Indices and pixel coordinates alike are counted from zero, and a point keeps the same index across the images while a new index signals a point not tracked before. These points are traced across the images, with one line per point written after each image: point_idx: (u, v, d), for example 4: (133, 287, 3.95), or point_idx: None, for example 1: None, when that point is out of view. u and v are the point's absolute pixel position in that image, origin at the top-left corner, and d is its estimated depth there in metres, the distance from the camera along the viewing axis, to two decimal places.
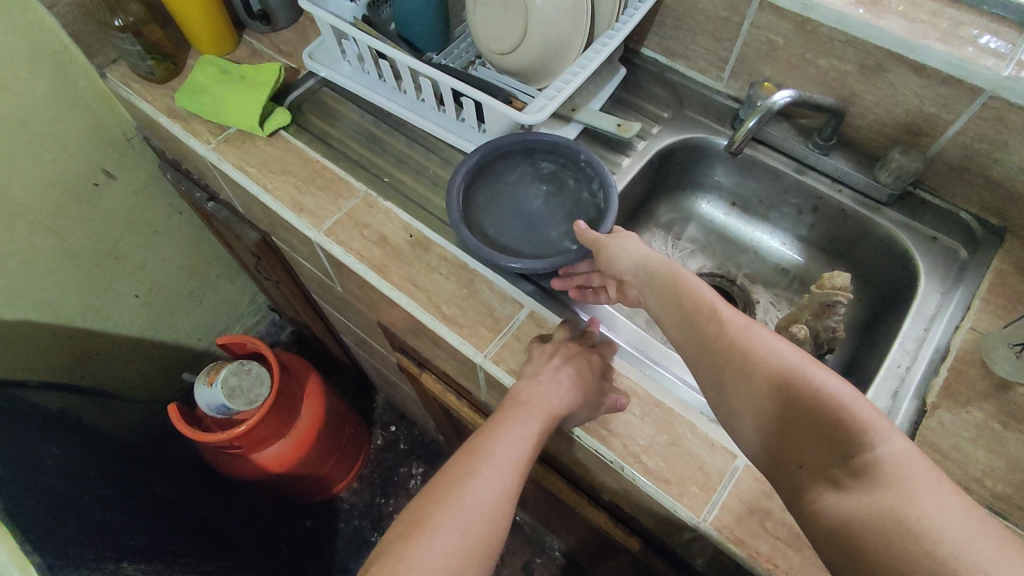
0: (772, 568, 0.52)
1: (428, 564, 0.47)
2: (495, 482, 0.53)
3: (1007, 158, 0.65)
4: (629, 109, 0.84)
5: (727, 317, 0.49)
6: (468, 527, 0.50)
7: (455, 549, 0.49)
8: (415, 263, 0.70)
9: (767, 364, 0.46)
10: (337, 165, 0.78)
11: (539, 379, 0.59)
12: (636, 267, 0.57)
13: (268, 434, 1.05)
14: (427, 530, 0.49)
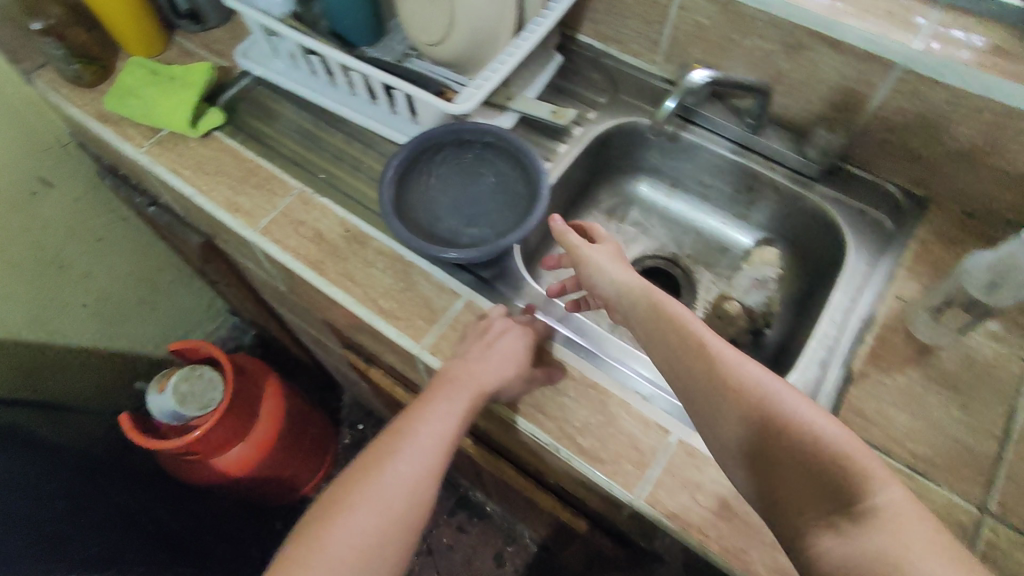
0: (704, 539, 0.54)
1: (345, 540, 0.53)
2: (417, 465, 0.57)
3: (924, 130, 0.67)
4: (567, 96, 0.85)
5: (721, 353, 0.48)
6: (387, 507, 0.55)
7: (372, 527, 0.54)
8: (351, 258, 0.70)
9: (761, 404, 0.44)
10: (272, 163, 0.77)
11: (468, 362, 0.60)
12: (613, 292, 0.57)
13: (227, 438, 1.05)
14: (346, 510, 0.54)
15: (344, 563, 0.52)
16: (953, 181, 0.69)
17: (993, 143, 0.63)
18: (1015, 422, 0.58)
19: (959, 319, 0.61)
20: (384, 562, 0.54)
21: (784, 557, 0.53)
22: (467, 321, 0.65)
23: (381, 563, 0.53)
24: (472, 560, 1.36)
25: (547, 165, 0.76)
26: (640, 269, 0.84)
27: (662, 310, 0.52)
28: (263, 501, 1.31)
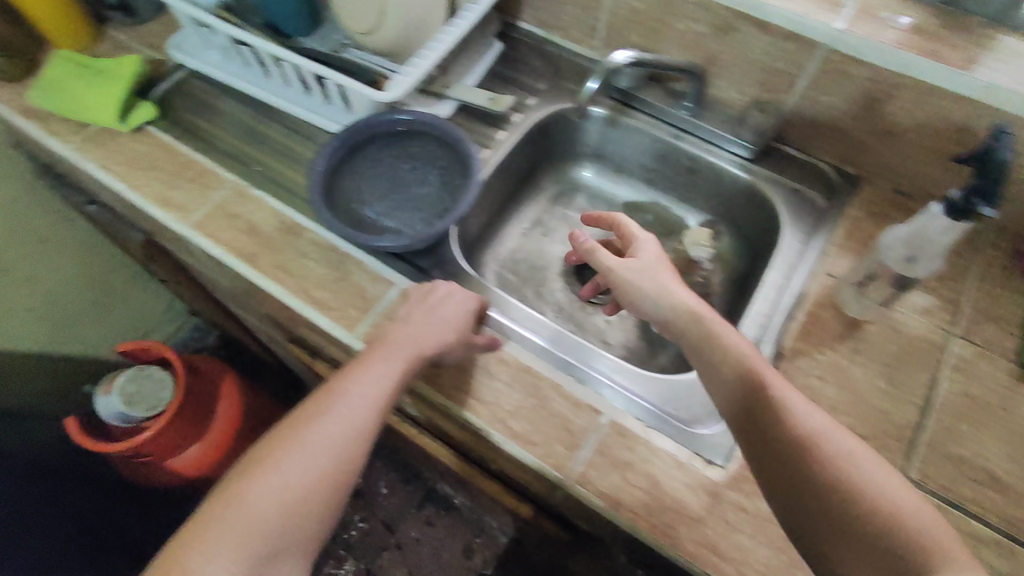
0: (632, 516, 0.54)
1: (264, 498, 0.48)
2: (348, 422, 0.53)
3: (851, 110, 0.67)
4: (506, 83, 0.84)
5: (797, 405, 0.48)
6: (313, 465, 0.50)
7: (296, 486, 0.49)
8: (286, 250, 0.69)
9: (833, 463, 0.45)
10: (206, 157, 0.76)
11: (407, 328, 0.60)
12: (655, 310, 0.59)
13: (180, 437, 1.03)
14: (267, 468, 0.49)
15: (261, 523, 0.47)
16: (881, 159, 0.70)
17: (913, 121, 0.64)
18: (935, 392, 0.59)
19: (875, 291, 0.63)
20: (308, 524, 0.49)
21: (710, 531, 0.53)
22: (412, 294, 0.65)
23: (305, 525, 0.49)
24: (440, 552, 1.36)
25: (486, 152, 0.76)
26: None
27: (731, 355, 0.53)
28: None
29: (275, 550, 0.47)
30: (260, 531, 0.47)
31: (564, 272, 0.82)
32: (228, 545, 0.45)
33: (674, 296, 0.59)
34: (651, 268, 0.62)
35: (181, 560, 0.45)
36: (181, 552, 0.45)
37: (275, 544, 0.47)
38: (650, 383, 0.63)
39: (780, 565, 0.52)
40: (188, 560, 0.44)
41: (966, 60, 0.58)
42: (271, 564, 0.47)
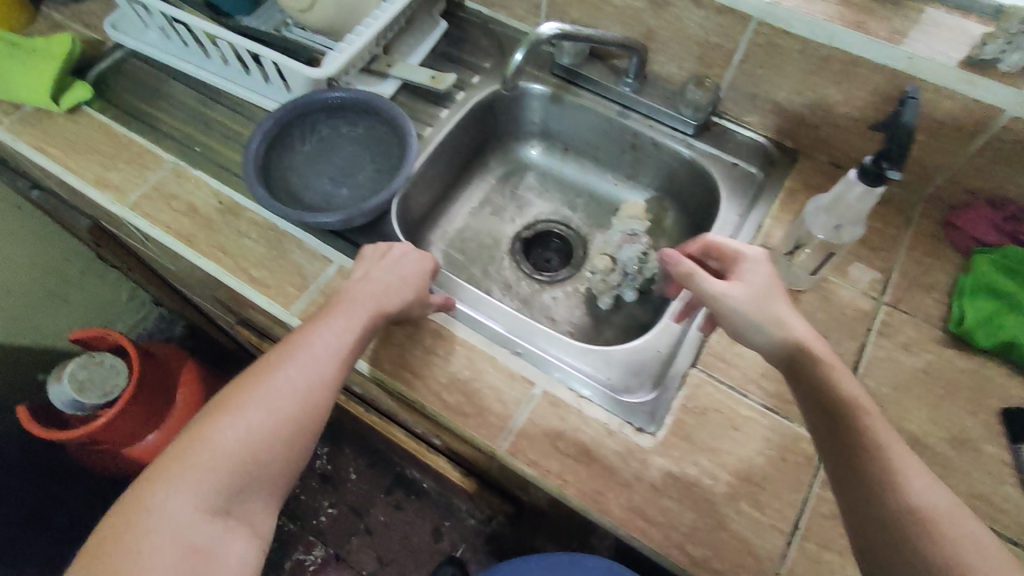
0: (561, 484, 0.55)
1: (228, 440, 0.48)
2: (311, 369, 0.52)
3: (784, 84, 0.68)
4: (451, 62, 0.83)
5: (905, 474, 0.42)
6: (276, 409, 0.50)
7: (259, 428, 0.49)
8: (224, 229, 0.69)
9: (941, 540, 0.39)
10: (144, 137, 0.75)
11: (370, 283, 0.60)
12: (764, 345, 0.52)
13: (139, 426, 1.03)
14: (231, 411, 0.49)
15: (225, 463, 0.47)
16: (818, 132, 0.70)
17: (845, 93, 0.64)
18: (862, 358, 0.60)
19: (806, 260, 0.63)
20: (273, 466, 0.49)
21: (638, 496, 0.54)
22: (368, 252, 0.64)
23: (270, 467, 0.49)
24: (409, 536, 1.36)
25: (427, 130, 0.76)
26: (533, 233, 0.84)
27: (828, 401, 0.47)
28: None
29: (240, 489, 0.47)
30: (224, 470, 0.47)
31: (513, 250, 0.83)
32: (192, 482, 0.46)
33: (786, 331, 0.51)
34: (762, 294, 0.53)
35: (147, 496, 0.45)
36: (146, 489, 0.45)
37: (240, 483, 0.47)
38: (584, 353, 0.63)
39: (705, 528, 0.53)
40: (154, 496, 0.45)
41: (894, 32, 0.59)
42: (237, 502, 0.47)
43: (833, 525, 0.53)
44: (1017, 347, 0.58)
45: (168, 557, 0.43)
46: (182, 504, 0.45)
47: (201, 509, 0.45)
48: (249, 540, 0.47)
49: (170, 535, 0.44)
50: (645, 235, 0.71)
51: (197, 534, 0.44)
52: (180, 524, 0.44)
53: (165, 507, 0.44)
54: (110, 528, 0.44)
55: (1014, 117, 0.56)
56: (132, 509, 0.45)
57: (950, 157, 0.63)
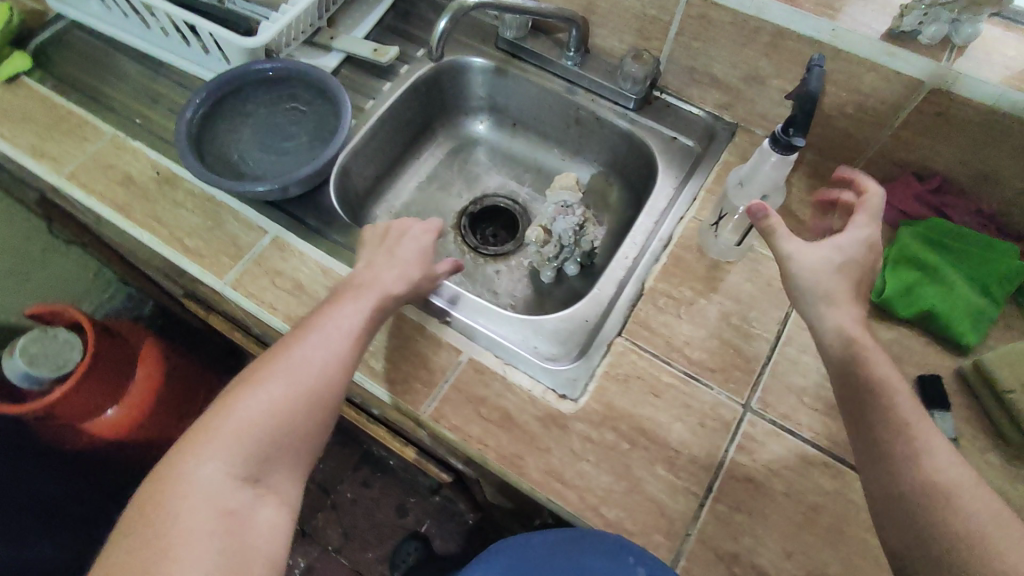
0: (482, 448, 0.56)
1: (251, 413, 0.48)
2: (327, 347, 0.53)
3: (719, 56, 0.68)
4: (396, 35, 0.81)
5: (924, 455, 0.44)
6: (296, 384, 0.50)
7: (281, 402, 0.49)
8: (160, 199, 0.69)
9: (960, 518, 0.42)
10: (83, 108, 0.75)
11: (378, 265, 0.61)
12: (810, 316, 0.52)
13: (96, 401, 1.01)
14: (252, 387, 0.50)
15: (250, 435, 0.48)
16: (754, 105, 0.70)
17: (776, 66, 0.65)
18: (785, 327, 0.61)
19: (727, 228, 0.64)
20: (296, 439, 0.49)
21: (556, 460, 0.55)
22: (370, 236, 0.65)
23: (294, 440, 0.49)
24: (374, 513, 1.38)
25: (369, 103, 0.76)
26: (480, 208, 0.85)
27: (859, 380, 0.48)
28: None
29: (268, 460, 0.48)
30: (251, 442, 0.47)
31: (459, 225, 0.83)
32: (220, 453, 0.46)
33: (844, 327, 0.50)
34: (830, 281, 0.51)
35: (178, 466, 0.46)
36: (177, 459, 0.46)
37: (266, 454, 0.48)
38: (513, 322, 0.64)
39: (620, 490, 0.54)
40: (184, 465, 0.45)
41: (820, 4, 0.59)
42: (266, 472, 0.48)
43: (745, 488, 0.54)
44: (934, 316, 0.59)
45: (203, 523, 0.43)
46: (213, 473, 0.45)
47: (233, 477, 0.46)
48: (280, 509, 0.47)
49: (203, 502, 0.44)
50: (579, 207, 0.72)
51: (230, 500, 0.45)
52: (213, 491, 0.45)
53: (196, 476, 0.45)
54: (147, 498, 0.45)
55: (933, 88, 0.57)
56: (165, 476, 0.45)
57: (878, 130, 0.64)
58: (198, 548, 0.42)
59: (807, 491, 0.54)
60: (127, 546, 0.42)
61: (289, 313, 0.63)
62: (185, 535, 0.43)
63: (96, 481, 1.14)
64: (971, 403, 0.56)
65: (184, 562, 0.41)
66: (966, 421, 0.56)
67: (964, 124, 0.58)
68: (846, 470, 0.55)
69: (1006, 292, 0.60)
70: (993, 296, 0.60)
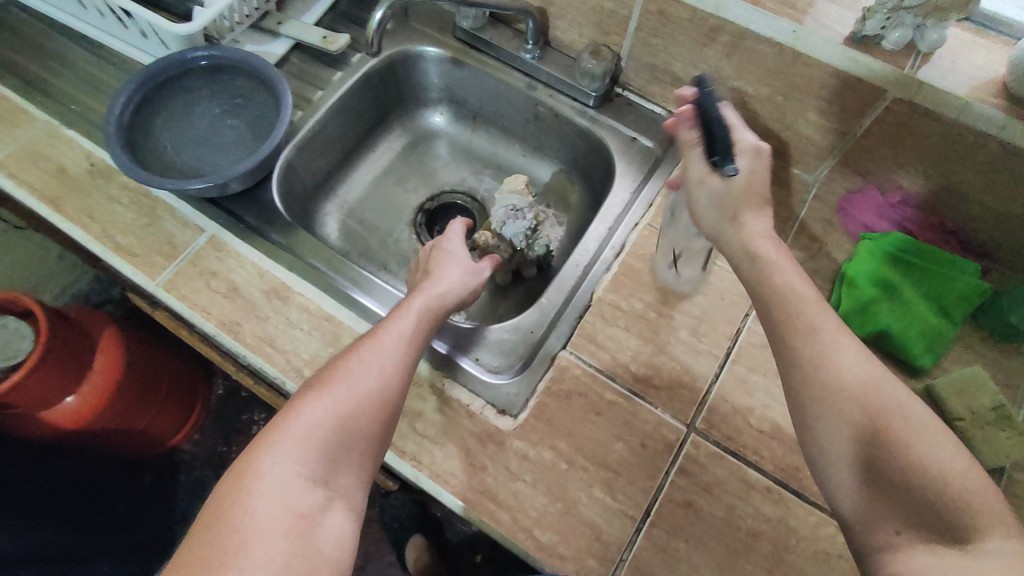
0: (416, 465, 0.54)
1: (318, 415, 0.45)
2: (390, 350, 0.50)
3: (679, 53, 0.64)
4: (349, 21, 0.77)
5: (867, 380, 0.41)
6: (361, 386, 0.47)
7: (347, 404, 0.46)
8: (93, 193, 0.66)
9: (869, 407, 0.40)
10: (16, 93, 0.71)
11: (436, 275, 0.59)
12: (712, 230, 0.49)
13: (52, 391, 0.92)
14: (318, 387, 0.47)
15: (318, 437, 0.45)
16: None
17: (737, 67, 0.62)
18: (735, 343, 0.59)
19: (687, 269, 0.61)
20: (362, 443, 0.46)
21: (491, 479, 0.54)
22: (422, 255, 0.64)
23: (359, 444, 0.46)
24: None
25: (317, 94, 0.72)
26: (437, 205, 0.82)
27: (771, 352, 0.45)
28: (131, 457, 1.20)
29: (335, 462, 0.45)
30: (320, 443, 0.45)
31: (415, 222, 0.80)
32: (290, 453, 0.44)
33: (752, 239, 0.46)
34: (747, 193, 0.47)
35: (250, 464, 0.43)
36: (250, 458, 0.44)
37: (333, 456, 0.45)
38: (452, 332, 0.62)
39: (556, 513, 0.53)
40: (255, 463, 0.43)
41: (783, 3, 0.56)
42: (334, 474, 0.45)
43: (684, 513, 0.52)
44: (887, 336, 0.57)
45: (274, 525, 0.41)
46: (284, 472, 0.43)
47: (302, 479, 0.43)
48: (347, 514, 0.45)
49: (275, 502, 0.42)
50: (529, 210, 0.68)
51: (301, 501, 0.43)
52: (284, 492, 0.42)
53: (267, 476, 0.43)
54: (219, 495, 0.42)
55: (895, 97, 0.54)
56: (238, 473, 0.43)
57: (841, 139, 0.61)
58: (267, 550, 0.40)
59: (747, 517, 0.52)
60: (201, 544, 0.40)
61: (222, 318, 0.60)
62: (256, 535, 0.40)
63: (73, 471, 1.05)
64: None
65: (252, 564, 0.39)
66: None
67: (926, 136, 0.55)
68: (788, 496, 0.53)
69: (964, 313, 0.58)
70: (951, 316, 0.58)
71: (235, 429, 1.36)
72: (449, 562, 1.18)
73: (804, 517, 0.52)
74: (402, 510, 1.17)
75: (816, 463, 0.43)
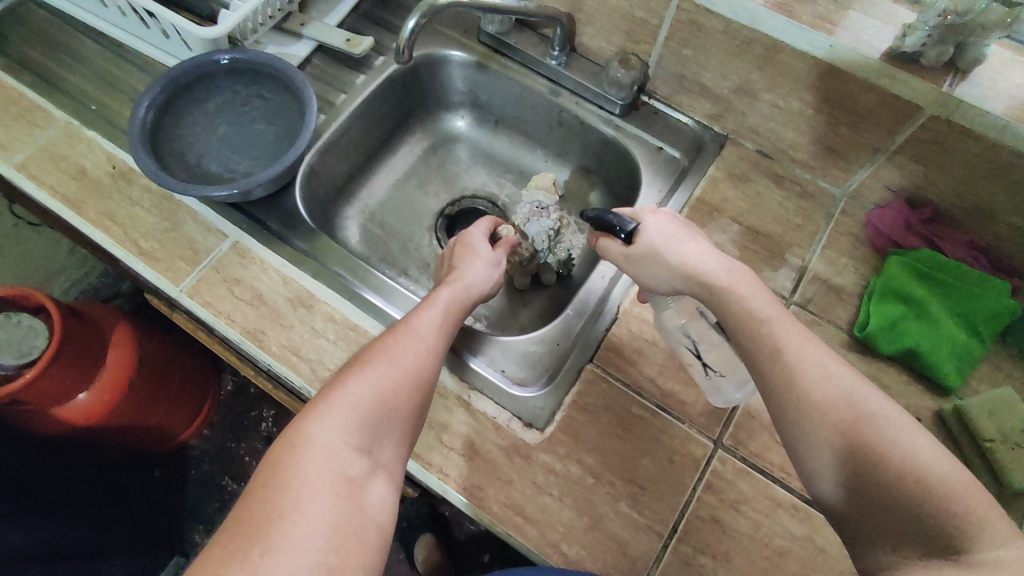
0: (442, 477, 0.54)
1: (362, 390, 0.46)
2: (424, 333, 0.51)
3: (709, 63, 0.64)
4: (373, 24, 0.77)
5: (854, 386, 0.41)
6: (401, 364, 0.48)
7: (388, 380, 0.47)
8: (115, 195, 0.65)
9: (848, 408, 0.40)
10: (37, 92, 0.70)
11: (461, 268, 0.59)
12: (669, 287, 0.51)
13: (66, 388, 0.88)
14: (359, 365, 0.47)
15: (362, 410, 0.45)
16: (745, 118, 0.67)
17: (768, 79, 0.61)
18: None
19: (718, 362, 0.54)
20: (402, 417, 0.47)
21: (517, 493, 0.53)
22: (445, 252, 0.65)
23: (399, 418, 0.46)
24: None
25: (341, 98, 0.72)
26: (457, 209, 0.82)
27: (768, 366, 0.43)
28: (140, 449, 1.18)
29: (378, 432, 0.45)
30: (364, 414, 0.45)
31: (435, 227, 0.80)
32: (338, 420, 0.44)
33: (688, 266, 0.49)
34: (659, 241, 0.51)
35: (298, 431, 0.43)
36: (297, 427, 0.44)
37: (376, 427, 0.45)
38: (477, 342, 0.62)
39: (582, 527, 0.52)
40: (303, 431, 0.43)
41: (818, 16, 0.55)
42: (377, 445, 0.45)
43: (711, 529, 0.52)
44: (916, 354, 0.57)
45: (325, 486, 0.41)
46: (332, 438, 0.43)
47: (349, 446, 0.43)
48: (389, 485, 0.44)
49: (325, 464, 0.41)
50: (554, 210, 0.67)
51: (348, 466, 0.42)
52: (333, 457, 0.42)
53: (315, 440, 0.42)
54: (268, 460, 0.42)
55: (931, 115, 0.54)
56: (286, 441, 0.43)
57: (872, 154, 0.61)
58: (319, 508, 0.39)
59: (774, 534, 0.52)
60: (253, 503, 0.39)
61: (247, 325, 0.59)
62: (308, 493, 0.40)
63: (92, 466, 1.03)
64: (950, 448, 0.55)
65: (305, 521, 0.38)
66: None
67: (962, 154, 0.55)
68: (815, 514, 0.53)
69: (995, 331, 0.57)
70: (981, 334, 0.57)
71: (244, 425, 1.35)
72: (458, 560, 1.18)
73: (831, 535, 0.52)
74: (413, 508, 1.18)
75: (807, 478, 0.42)
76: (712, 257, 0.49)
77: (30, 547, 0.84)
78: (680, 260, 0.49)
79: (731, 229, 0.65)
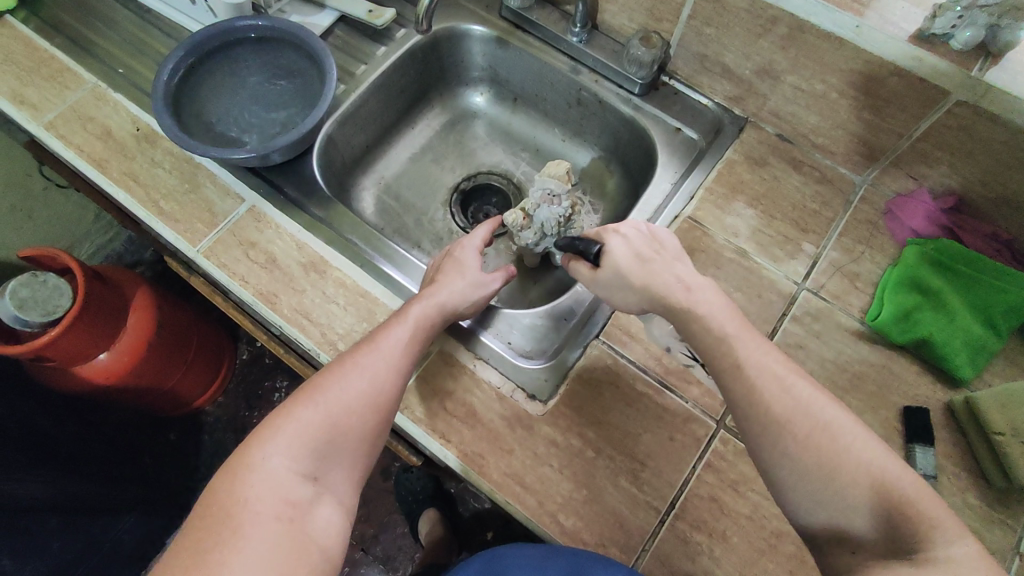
0: (445, 443, 0.55)
1: (309, 417, 0.46)
2: (386, 354, 0.50)
3: (732, 43, 0.63)
4: None
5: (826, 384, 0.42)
6: (353, 388, 0.48)
7: (338, 405, 0.47)
8: (138, 157, 0.66)
9: (812, 413, 0.41)
10: (68, 54, 0.72)
11: (440, 281, 0.57)
12: (639, 309, 0.51)
13: (87, 346, 0.88)
14: (311, 390, 0.48)
15: (308, 436, 0.45)
16: (766, 100, 0.66)
17: (791, 60, 0.60)
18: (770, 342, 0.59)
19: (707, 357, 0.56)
20: (354, 440, 0.47)
21: (518, 462, 0.54)
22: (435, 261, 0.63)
23: (350, 441, 0.47)
24: None
25: (360, 68, 0.72)
26: (472, 184, 0.82)
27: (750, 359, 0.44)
28: (153, 413, 1.19)
29: (324, 457, 0.45)
30: (312, 438, 0.45)
31: (450, 202, 0.81)
32: (283, 446, 0.44)
33: (655, 290, 0.49)
34: (623, 262, 0.51)
35: (246, 457, 0.44)
36: (246, 451, 0.44)
37: (323, 451, 0.46)
38: (490, 315, 0.63)
39: (580, 499, 0.53)
40: (251, 458, 0.43)
41: None
42: (324, 470, 0.45)
43: (709, 507, 0.52)
44: (927, 345, 0.56)
45: (264, 513, 0.41)
46: (276, 466, 0.43)
47: (294, 472, 0.44)
48: (337, 508, 0.45)
49: (267, 491, 0.42)
50: (566, 198, 0.66)
51: (292, 492, 0.43)
52: (276, 483, 0.43)
53: (259, 467, 0.43)
54: (217, 483, 0.43)
55: (959, 101, 0.53)
56: (233, 465, 0.44)
57: (897, 139, 0.60)
58: (259, 534, 0.40)
59: (772, 516, 0.52)
60: (197, 526, 0.40)
61: (260, 287, 0.60)
62: (249, 521, 0.41)
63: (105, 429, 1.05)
64: (958, 439, 0.54)
65: (243, 549, 0.39)
66: (950, 458, 0.53)
67: (987, 142, 0.54)
68: None
69: (1015, 327, 0.56)
70: (999, 330, 0.56)
71: (257, 394, 1.37)
72: (461, 536, 1.19)
73: None
74: (418, 483, 1.17)
75: (773, 483, 0.43)
76: (676, 276, 0.50)
77: (42, 500, 0.87)
78: (647, 285, 0.50)
79: (745, 213, 0.64)
